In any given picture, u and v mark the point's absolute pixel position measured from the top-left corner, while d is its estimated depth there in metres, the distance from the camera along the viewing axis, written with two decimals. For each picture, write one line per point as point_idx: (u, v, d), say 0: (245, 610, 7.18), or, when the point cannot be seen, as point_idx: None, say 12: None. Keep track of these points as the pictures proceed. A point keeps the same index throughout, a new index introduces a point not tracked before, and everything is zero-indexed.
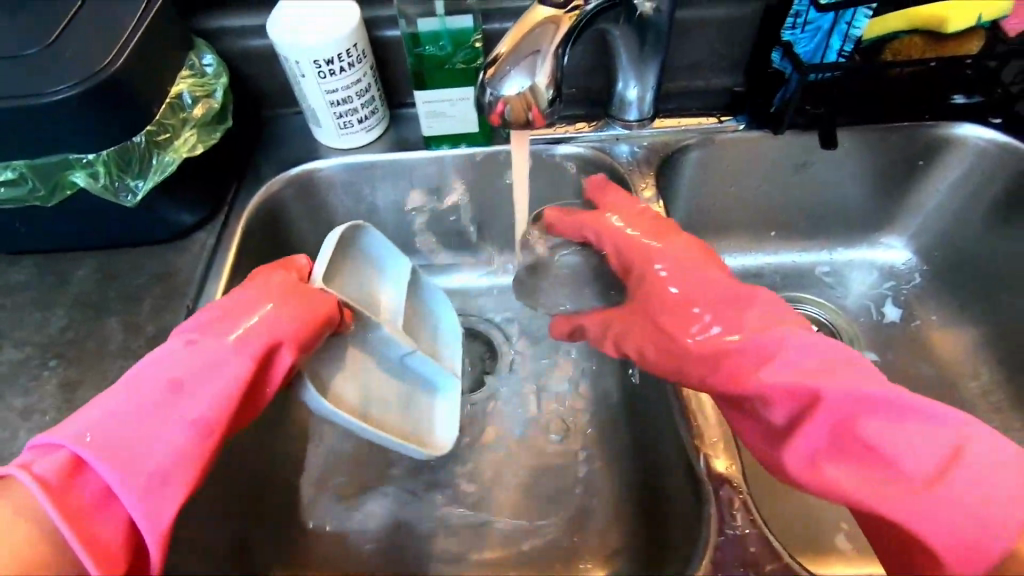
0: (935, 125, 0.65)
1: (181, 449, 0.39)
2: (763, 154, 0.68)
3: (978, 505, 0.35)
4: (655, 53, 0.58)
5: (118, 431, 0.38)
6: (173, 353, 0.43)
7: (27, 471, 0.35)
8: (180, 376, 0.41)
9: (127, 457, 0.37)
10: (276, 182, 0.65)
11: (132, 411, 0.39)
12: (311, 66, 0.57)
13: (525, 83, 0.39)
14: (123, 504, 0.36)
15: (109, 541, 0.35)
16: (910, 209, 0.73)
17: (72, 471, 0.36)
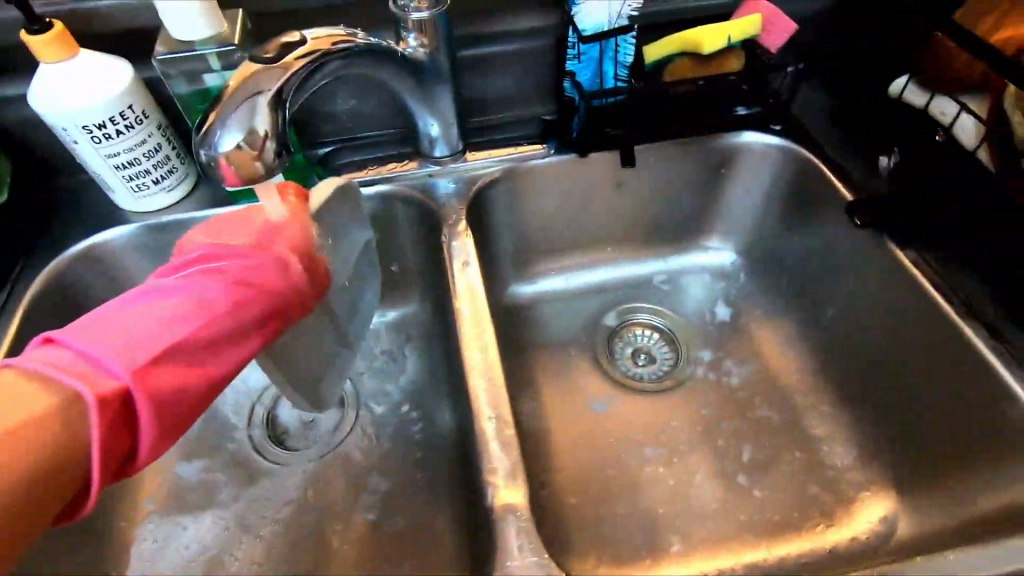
0: (724, 136, 0.70)
1: (183, 371, 0.40)
2: (575, 177, 0.71)
3: None
4: (437, 87, 0.59)
5: (110, 329, 0.39)
6: (218, 293, 0.43)
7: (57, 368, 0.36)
8: (202, 302, 0.43)
9: (132, 357, 0.38)
10: (69, 256, 0.61)
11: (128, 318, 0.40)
12: (81, 132, 0.54)
13: (237, 138, 0.37)
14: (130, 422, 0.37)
15: (109, 457, 0.37)
16: (723, 213, 0.77)
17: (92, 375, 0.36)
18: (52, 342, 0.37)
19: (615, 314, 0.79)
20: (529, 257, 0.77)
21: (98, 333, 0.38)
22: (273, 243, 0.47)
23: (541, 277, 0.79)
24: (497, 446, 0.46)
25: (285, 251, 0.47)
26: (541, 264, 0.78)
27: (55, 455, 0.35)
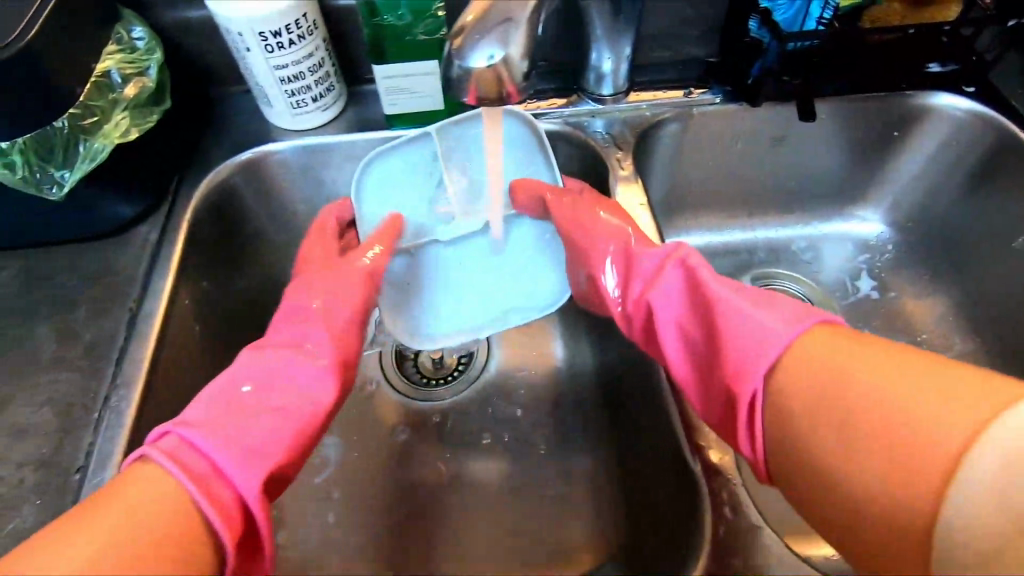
0: (913, 94, 0.64)
1: (279, 433, 0.38)
2: (741, 127, 0.66)
3: (756, 328, 0.37)
4: (630, 22, 0.55)
5: (215, 420, 0.36)
6: (297, 369, 0.41)
7: (158, 446, 0.33)
8: (258, 388, 0.40)
9: (228, 442, 0.35)
10: (227, 167, 0.59)
11: (216, 409, 0.37)
12: (256, 39, 0.52)
13: (498, 55, 0.34)
14: (233, 478, 0.34)
15: (221, 501, 0.33)
16: (883, 180, 0.71)
17: (181, 447, 0.34)
18: (166, 435, 0.34)
19: (752, 277, 0.73)
20: (670, 210, 0.73)
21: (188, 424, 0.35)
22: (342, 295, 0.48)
23: (676, 232, 0.74)
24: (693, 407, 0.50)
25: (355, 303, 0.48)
26: (680, 219, 0.74)
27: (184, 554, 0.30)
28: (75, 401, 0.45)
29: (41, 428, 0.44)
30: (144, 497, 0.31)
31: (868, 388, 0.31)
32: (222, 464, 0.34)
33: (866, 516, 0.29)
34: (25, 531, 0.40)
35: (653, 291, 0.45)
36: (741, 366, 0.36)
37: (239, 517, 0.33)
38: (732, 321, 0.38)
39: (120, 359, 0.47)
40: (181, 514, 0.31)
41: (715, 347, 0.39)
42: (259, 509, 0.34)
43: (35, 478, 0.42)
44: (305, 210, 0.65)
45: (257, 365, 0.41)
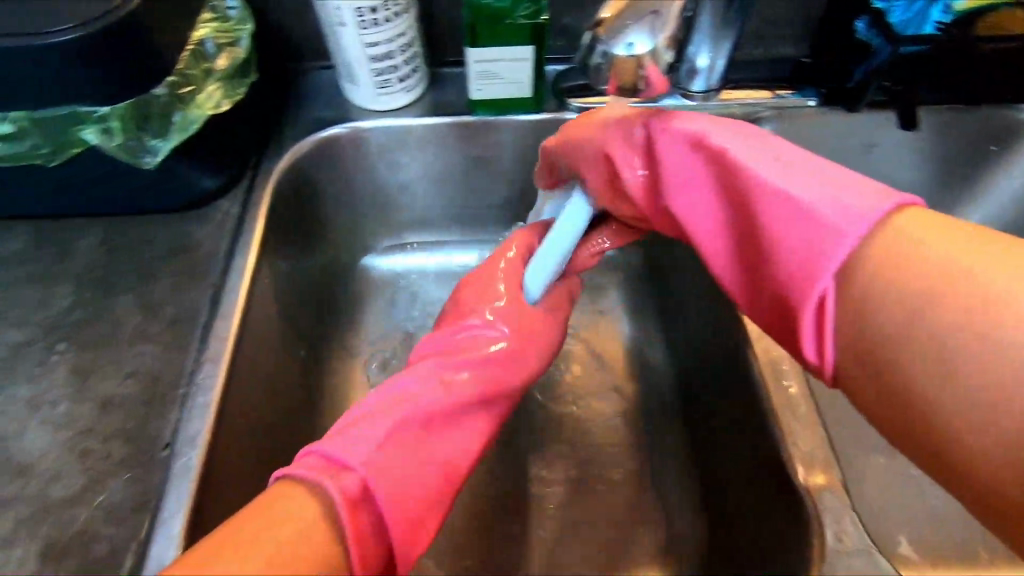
0: (1018, 108, 0.61)
1: (420, 475, 0.38)
2: (833, 133, 0.63)
3: (808, 224, 0.36)
4: (739, 17, 0.53)
5: (368, 440, 0.37)
6: (421, 383, 0.41)
7: (336, 483, 0.34)
8: (423, 391, 0.41)
9: (385, 472, 0.36)
10: (307, 144, 0.58)
11: (381, 436, 0.38)
12: (353, 14, 0.50)
13: (643, 46, 0.32)
14: (380, 510, 0.35)
15: (367, 533, 0.34)
16: (974, 196, 0.68)
17: (360, 497, 0.35)
18: (308, 457, 0.36)
19: None
20: None
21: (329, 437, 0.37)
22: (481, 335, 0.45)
23: None
24: (799, 427, 0.45)
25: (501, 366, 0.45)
26: None
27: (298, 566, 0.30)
28: (160, 375, 0.45)
29: (127, 401, 0.43)
30: (280, 532, 0.31)
31: (938, 255, 0.31)
32: (376, 493, 0.35)
33: (947, 438, 0.28)
34: (115, 505, 0.39)
35: (690, 180, 0.42)
36: (815, 259, 0.35)
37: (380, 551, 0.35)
38: (695, 203, 0.42)
39: (205, 337, 0.46)
40: (315, 557, 0.31)
41: (768, 254, 0.38)
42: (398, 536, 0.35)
43: (121, 453, 0.41)
44: (378, 192, 0.64)
45: (420, 389, 0.41)
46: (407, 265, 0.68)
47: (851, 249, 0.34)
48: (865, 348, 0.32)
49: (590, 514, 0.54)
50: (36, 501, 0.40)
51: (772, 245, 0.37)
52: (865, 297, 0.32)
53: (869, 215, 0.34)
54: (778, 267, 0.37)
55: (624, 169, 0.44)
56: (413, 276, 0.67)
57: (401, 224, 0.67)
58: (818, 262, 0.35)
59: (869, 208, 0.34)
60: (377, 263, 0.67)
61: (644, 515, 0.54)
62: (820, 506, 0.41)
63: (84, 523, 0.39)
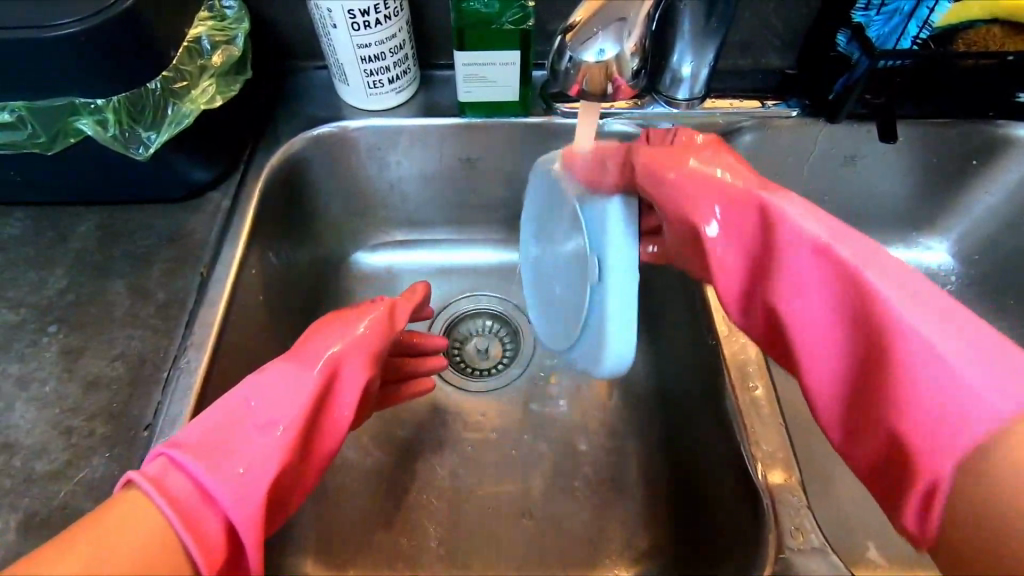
0: (999, 123, 0.62)
1: (269, 460, 0.39)
2: (815, 143, 0.64)
3: (942, 387, 0.33)
4: (720, 27, 0.54)
5: (214, 447, 0.39)
6: (263, 391, 0.42)
7: (142, 474, 0.36)
8: (265, 407, 0.42)
9: (221, 464, 0.37)
10: (299, 141, 0.60)
11: (208, 437, 0.39)
12: (344, 16, 0.52)
13: (610, 51, 0.34)
14: (224, 510, 0.36)
15: (210, 537, 0.35)
16: (954, 210, 0.69)
17: (172, 471, 0.36)
18: (158, 457, 0.37)
19: None
20: None
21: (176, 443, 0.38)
22: (337, 331, 0.47)
23: None
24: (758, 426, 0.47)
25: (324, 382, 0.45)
26: None
27: None
28: (144, 358, 0.46)
29: (112, 381, 0.45)
30: (137, 532, 0.32)
31: (1005, 452, 0.30)
32: (209, 490, 0.36)
33: None
34: (96, 481, 0.41)
35: (793, 278, 0.41)
36: (931, 442, 0.33)
37: (226, 550, 0.35)
38: (809, 307, 0.41)
39: (190, 323, 0.48)
40: (145, 560, 0.32)
41: (873, 356, 0.37)
42: (247, 538, 0.36)
43: (104, 431, 0.43)
44: (369, 190, 0.65)
45: (267, 389, 0.42)
46: (396, 260, 0.70)
47: (994, 421, 0.32)
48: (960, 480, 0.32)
49: (564, 508, 0.56)
50: (20, 476, 0.41)
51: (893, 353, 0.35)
52: (976, 484, 0.31)
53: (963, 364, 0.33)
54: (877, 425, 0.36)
55: (704, 223, 0.43)
56: (401, 271, 0.70)
57: (391, 221, 0.68)
58: (933, 409, 0.33)
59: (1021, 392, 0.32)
60: (366, 258, 0.69)
61: (617, 511, 0.55)
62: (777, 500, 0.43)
63: (65, 497, 0.40)
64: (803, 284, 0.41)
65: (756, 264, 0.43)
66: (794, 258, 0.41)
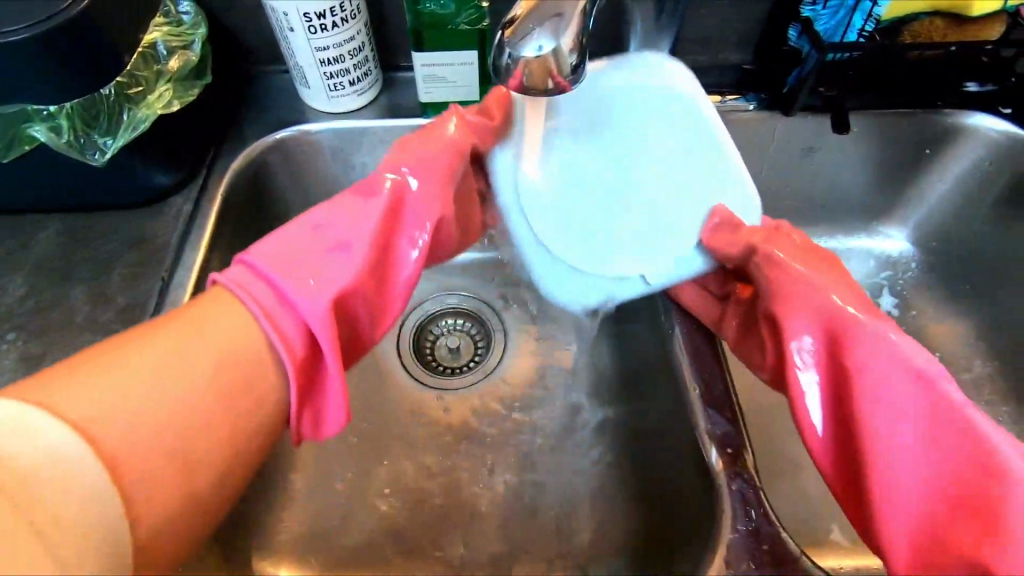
0: (947, 113, 0.64)
1: (344, 271, 0.47)
2: (772, 136, 0.66)
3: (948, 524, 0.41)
4: (671, 23, 0.54)
5: (290, 257, 0.45)
6: (344, 222, 0.49)
7: (224, 277, 0.43)
8: (344, 227, 0.49)
9: (294, 275, 0.44)
10: (262, 144, 0.60)
11: (288, 249, 0.46)
12: (300, 19, 0.52)
13: (548, 47, 0.34)
14: (300, 309, 0.43)
15: (287, 330, 0.42)
16: (911, 199, 0.70)
17: (250, 277, 0.43)
18: (238, 265, 0.44)
19: None
20: None
21: (250, 255, 0.45)
22: (410, 193, 0.52)
23: None
24: (716, 400, 0.48)
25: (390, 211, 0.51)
26: None
27: (223, 403, 0.38)
28: None
29: None
30: (207, 353, 0.39)
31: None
32: (284, 293, 0.43)
33: None
34: None
35: (898, 411, 0.44)
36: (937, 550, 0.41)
37: (302, 345, 0.43)
38: (904, 446, 0.44)
39: None
40: (252, 352, 0.40)
41: (921, 495, 0.43)
42: (320, 328, 0.42)
43: None
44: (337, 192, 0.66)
45: (334, 224, 0.49)
46: None
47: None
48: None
49: (535, 500, 0.56)
50: None
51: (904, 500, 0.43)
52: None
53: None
54: (961, 565, 0.40)
55: (866, 371, 0.45)
56: None
57: None
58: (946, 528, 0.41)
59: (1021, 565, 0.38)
60: None
61: (587, 502, 0.56)
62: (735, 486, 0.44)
63: None
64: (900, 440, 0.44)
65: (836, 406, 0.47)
66: (891, 409, 0.45)
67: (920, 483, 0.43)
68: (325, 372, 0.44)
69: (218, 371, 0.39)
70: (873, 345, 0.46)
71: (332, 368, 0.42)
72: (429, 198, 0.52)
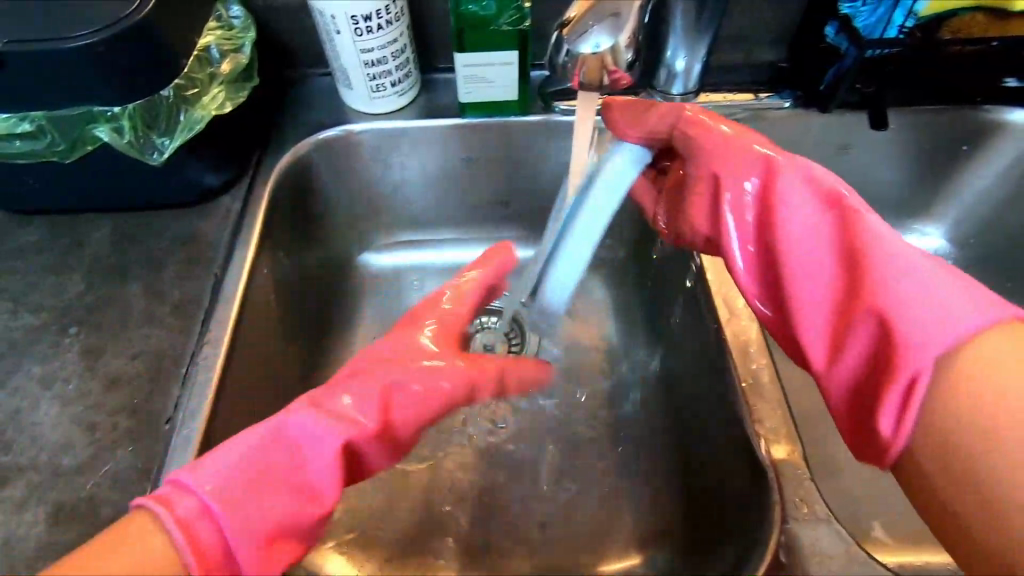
0: (987, 109, 0.64)
1: (292, 515, 0.38)
2: (808, 133, 0.66)
3: (940, 306, 0.35)
4: (712, 23, 0.56)
5: (254, 479, 0.37)
6: (316, 422, 0.42)
7: (170, 509, 0.34)
8: (301, 454, 0.40)
9: (244, 519, 0.36)
10: (306, 145, 0.61)
11: (241, 467, 0.38)
12: (347, 22, 0.54)
13: (605, 45, 0.35)
14: (236, 555, 0.35)
15: (219, 572, 0.35)
16: (947, 196, 0.70)
17: (197, 516, 0.35)
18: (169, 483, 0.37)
19: None
20: None
21: (189, 467, 0.38)
22: (364, 398, 0.45)
23: None
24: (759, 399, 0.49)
25: (346, 440, 0.42)
26: None
27: None
28: (163, 356, 0.48)
29: (132, 379, 0.47)
30: (135, 560, 0.32)
31: (1008, 381, 0.32)
32: (229, 534, 0.35)
33: (983, 534, 0.31)
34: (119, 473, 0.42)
35: (807, 238, 0.42)
36: (907, 344, 0.35)
37: (221, 560, 0.35)
38: (806, 238, 0.42)
39: (206, 321, 0.49)
40: (166, 567, 0.33)
41: (834, 299, 0.40)
42: (244, 555, 0.35)
43: (127, 425, 0.44)
44: (375, 191, 0.67)
45: (304, 432, 0.41)
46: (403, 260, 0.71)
47: (960, 338, 0.34)
48: (939, 385, 0.34)
49: (576, 494, 0.57)
50: (47, 471, 0.43)
51: (805, 322, 0.41)
52: (952, 395, 0.33)
53: (951, 332, 0.34)
54: (865, 314, 0.37)
55: (731, 179, 0.45)
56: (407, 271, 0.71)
57: (397, 223, 0.70)
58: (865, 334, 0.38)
59: (991, 306, 0.34)
60: (374, 259, 0.70)
61: (626, 497, 0.57)
62: (782, 479, 0.44)
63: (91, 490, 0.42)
64: (790, 230, 0.42)
65: (758, 230, 0.45)
66: (811, 235, 0.42)
67: (832, 340, 0.40)
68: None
69: None
70: (800, 200, 0.43)
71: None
72: (364, 439, 0.44)
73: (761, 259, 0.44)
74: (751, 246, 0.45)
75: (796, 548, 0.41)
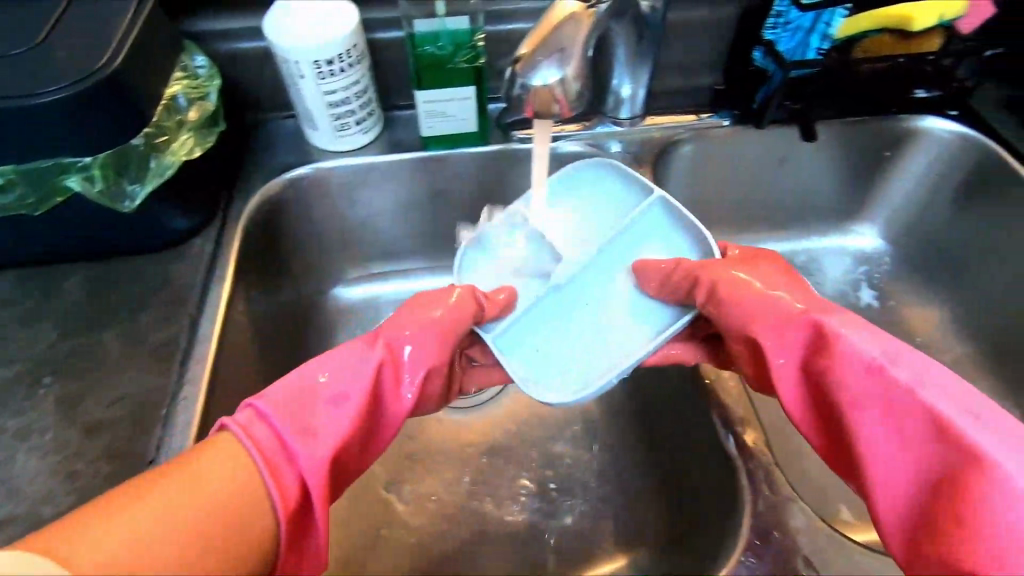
0: (902, 118, 0.70)
1: (344, 423, 0.43)
2: (746, 149, 0.71)
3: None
4: (650, 53, 0.60)
5: (289, 406, 0.41)
6: (330, 374, 0.45)
7: (236, 423, 0.38)
8: (332, 378, 0.45)
9: (311, 429, 0.41)
10: (274, 184, 0.63)
11: (280, 394, 0.42)
12: (310, 66, 0.56)
13: (553, 77, 0.39)
14: (310, 478, 0.38)
15: (286, 484, 0.38)
16: (876, 199, 0.76)
17: (254, 420, 0.40)
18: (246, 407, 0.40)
19: None
20: None
21: (263, 395, 0.42)
22: (356, 352, 0.47)
23: None
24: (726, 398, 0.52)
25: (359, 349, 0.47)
26: None
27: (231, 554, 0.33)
28: (143, 398, 0.48)
29: (112, 424, 0.46)
30: (222, 482, 0.34)
31: None
32: (295, 450, 0.39)
33: None
34: None
35: (865, 387, 0.42)
36: (993, 522, 0.34)
37: (298, 500, 0.38)
38: (876, 421, 0.41)
39: (187, 361, 0.50)
40: (257, 534, 0.34)
41: (908, 437, 0.39)
42: (319, 492, 0.38)
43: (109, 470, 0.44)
44: (343, 225, 0.69)
45: (341, 368, 0.45)
46: (375, 292, 0.74)
47: None
48: None
49: (559, 505, 0.59)
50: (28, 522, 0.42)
51: (861, 418, 0.41)
52: None
53: None
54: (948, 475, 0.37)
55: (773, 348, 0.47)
56: (380, 302, 0.73)
57: (367, 257, 0.72)
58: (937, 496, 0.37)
59: None
60: (345, 292, 0.73)
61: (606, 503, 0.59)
62: (753, 466, 0.48)
63: None
64: (864, 376, 0.42)
65: (807, 361, 0.46)
66: (864, 390, 0.42)
67: (905, 450, 0.39)
68: (315, 514, 0.38)
69: (199, 547, 0.31)
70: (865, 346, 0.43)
71: (321, 515, 0.38)
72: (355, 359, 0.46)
73: (803, 382, 0.46)
74: (785, 357, 0.46)
75: (767, 534, 0.44)
